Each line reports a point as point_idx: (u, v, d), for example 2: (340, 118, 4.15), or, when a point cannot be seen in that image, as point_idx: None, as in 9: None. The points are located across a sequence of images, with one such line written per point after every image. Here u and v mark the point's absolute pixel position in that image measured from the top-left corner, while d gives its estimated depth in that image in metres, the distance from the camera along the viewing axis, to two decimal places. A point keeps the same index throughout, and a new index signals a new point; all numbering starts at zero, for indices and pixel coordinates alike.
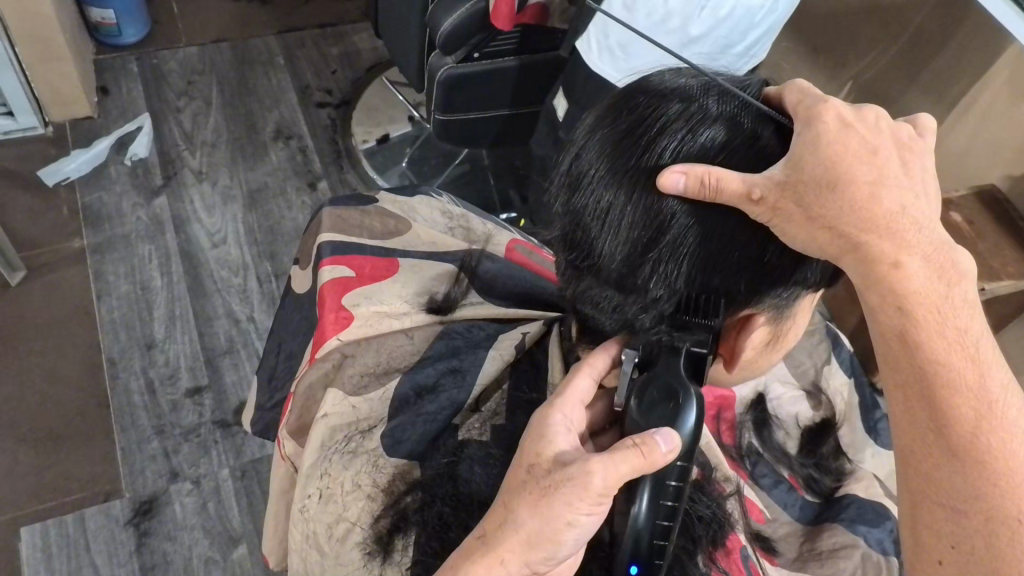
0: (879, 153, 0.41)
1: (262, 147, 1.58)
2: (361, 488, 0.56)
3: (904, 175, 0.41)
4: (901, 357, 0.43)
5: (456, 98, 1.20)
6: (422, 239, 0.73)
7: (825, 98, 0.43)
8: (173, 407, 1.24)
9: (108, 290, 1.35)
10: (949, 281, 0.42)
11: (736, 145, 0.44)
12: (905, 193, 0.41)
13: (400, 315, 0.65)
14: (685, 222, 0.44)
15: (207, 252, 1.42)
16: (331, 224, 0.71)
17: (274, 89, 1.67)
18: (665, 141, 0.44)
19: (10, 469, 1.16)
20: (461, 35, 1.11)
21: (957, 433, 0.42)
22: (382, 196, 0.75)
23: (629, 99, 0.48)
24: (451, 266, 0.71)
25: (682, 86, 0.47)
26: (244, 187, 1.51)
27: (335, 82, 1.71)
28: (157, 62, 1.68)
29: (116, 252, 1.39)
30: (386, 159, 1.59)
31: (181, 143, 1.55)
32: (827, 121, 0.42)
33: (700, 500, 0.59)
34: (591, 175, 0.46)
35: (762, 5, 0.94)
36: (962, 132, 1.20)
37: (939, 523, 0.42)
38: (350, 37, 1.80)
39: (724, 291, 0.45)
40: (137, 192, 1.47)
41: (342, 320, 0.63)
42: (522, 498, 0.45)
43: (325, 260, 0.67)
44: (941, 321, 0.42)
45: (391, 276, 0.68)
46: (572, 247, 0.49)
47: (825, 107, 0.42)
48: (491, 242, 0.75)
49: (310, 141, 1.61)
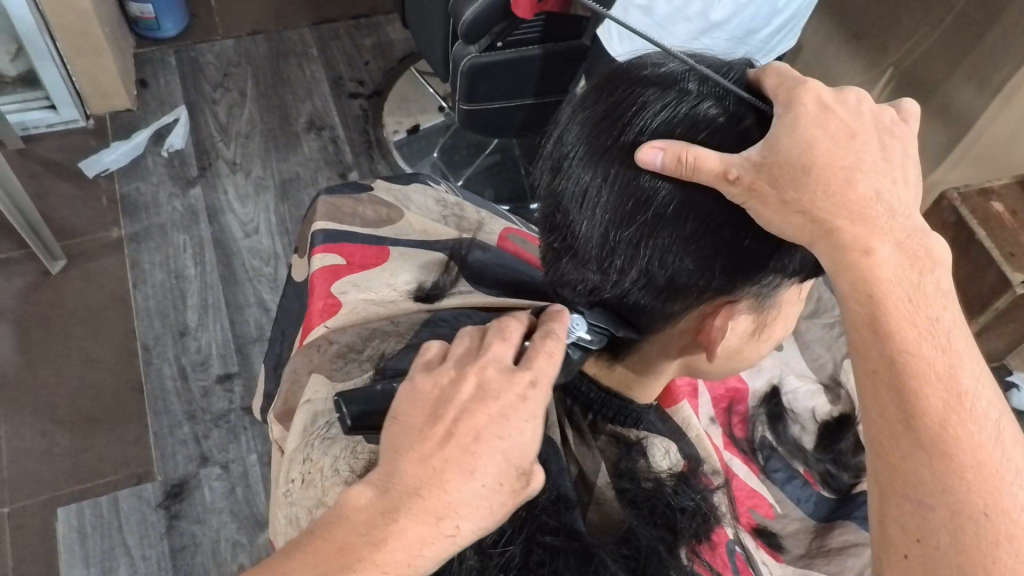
0: (856, 135, 0.40)
1: (295, 138, 1.60)
2: (339, 474, 0.54)
3: (883, 162, 0.41)
4: (872, 346, 0.41)
5: (479, 87, 1.20)
6: (413, 228, 0.74)
7: (805, 81, 0.42)
8: (205, 393, 1.27)
9: (144, 278, 1.38)
10: (920, 269, 0.41)
11: (721, 122, 0.42)
12: (885, 176, 0.40)
13: (386, 302, 0.66)
14: (660, 200, 0.43)
15: (239, 242, 1.44)
16: (325, 212, 0.71)
17: (307, 81, 1.69)
18: (643, 121, 0.44)
19: (49, 450, 1.20)
20: (482, 25, 1.10)
21: (924, 423, 0.40)
22: (377, 184, 0.76)
23: (614, 81, 0.47)
24: (440, 254, 0.72)
25: (667, 68, 0.46)
26: (277, 178, 1.54)
27: (368, 72, 1.72)
28: (194, 54, 1.71)
29: (152, 242, 1.43)
30: (417, 150, 1.59)
31: (216, 135, 1.58)
32: (805, 103, 0.41)
33: (685, 492, 0.60)
34: (571, 157, 0.46)
35: None
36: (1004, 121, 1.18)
37: (906, 517, 0.40)
38: (384, 28, 1.81)
39: (700, 275, 0.45)
40: (173, 182, 1.50)
41: (329, 307, 0.64)
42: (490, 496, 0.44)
43: (316, 248, 0.68)
44: (914, 309, 0.41)
45: (380, 264, 0.68)
46: (556, 227, 0.49)
47: (805, 89, 0.41)
48: (484, 231, 0.76)
49: (342, 132, 1.62)
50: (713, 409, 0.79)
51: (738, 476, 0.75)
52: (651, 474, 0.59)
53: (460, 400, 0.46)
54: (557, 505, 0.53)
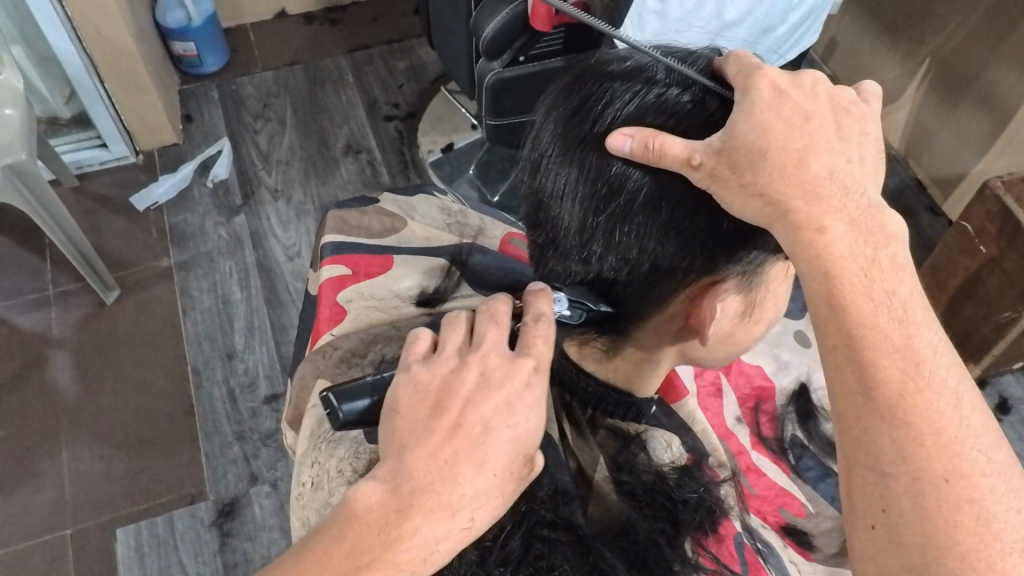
0: (808, 117, 0.42)
1: (333, 163, 1.64)
2: (342, 475, 0.56)
3: (840, 142, 0.42)
4: (831, 322, 0.42)
5: (505, 101, 1.23)
6: (418, 236, 0.76)
7: (759, 68, 0.44)
8: (253, 413, 1.30)
9: (193, 304, 1.43)
10: (873, 247, 0.42)
11: (687, 108, 0.45)
12: (841, 155, 0.42)
13: (390, 309, 0.68)
14: (633, 189, 0.45)
15: (282, 265, 1.48)
16: (335, 225, 0.74)
17: (344, 107, 1.73)
18: (612, 115, 0.46)
19: (107, 473, 1.24)
20: (502, 40, 1.12)
21: (882, 394, 0.41)
22: (384, 197, 0.79)
23: (582, 78, 0.50)
24: (443, 260, 0.74)
25: (632, 61, 0.48)
26: (317, 202, 1.58)
27: (402, 95, 1.76)
28: (235, 87, 1.77)
29: (200, 269, 1.48)
30: (452, 168, 1.62)
31: (258, 164, 1.63)
32: (759, 89, 0.43)
33: (687, 485, 0.61)
34: (548, 154, 0.49)
35: None
36: None
37: (869, 486, 0.41)
38: (417, 50, 1.85)
39: (680, 257, 0.47)
40: (218, 211, 1.56)
41: (336, 315, 0.67)
42: (493, 485, 0.46)
43: (326, 258, 0.71)
44: (868, 283, 0.41)
45: (384, 272, 0.71)
46: (540, 224, 0.52)
47: (761, 75, 0.43)
48: (486, 236, 0.78)
49: (378, 154, 1.66)
50: (740, 408, 0.78)
51: (766, 476, 0.74)
52: (652, 467, 0.60)
53: (465, 391, 0.47)
54: (556, 499, 0.54)
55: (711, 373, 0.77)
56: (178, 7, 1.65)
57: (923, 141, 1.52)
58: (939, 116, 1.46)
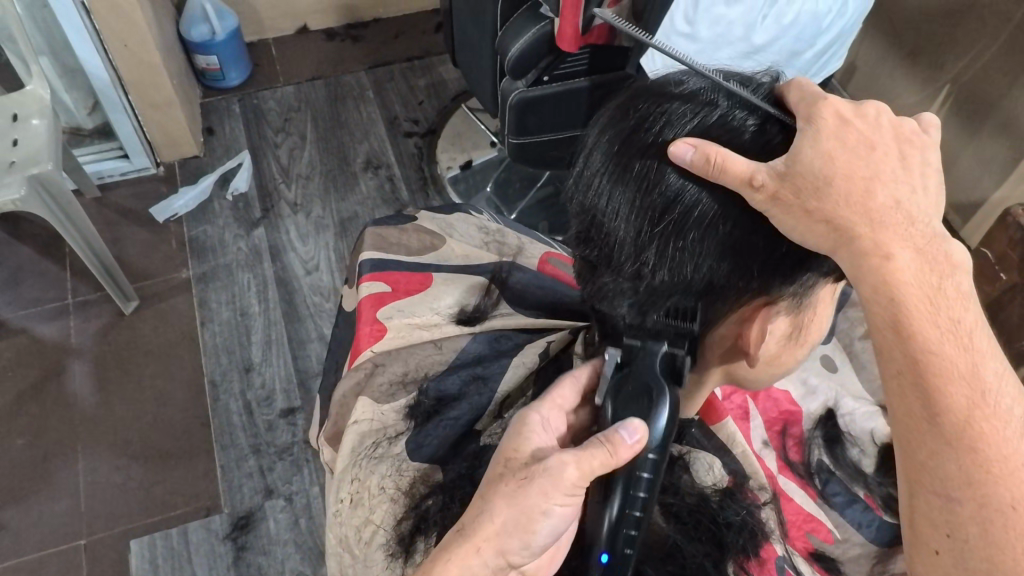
0: (875, 146, 0.43)
1: (352, 178, 1.65)
2: (384, 491, 0.57)
3: (907, 172, 0.43)
4: (896, 348, 0.44)
5: (529, 121, 1.24)
6: (455, 254, 0.77)
7: (822, 96, 0.45)
8: (269, 426, 1.30)
9: (211, 316, 1.44)
10: (943, 283, 0.43)
11: (748, 131, 0.46)
12: (906, 185, 0.43)
13: (431, 326, 0.68)
14: (691, 209, 0.46)
15: (301, 279, 1.49)
16: (374, 243, 0.75)
17: (364, 122, 1.75)
18: (672, 135, 0.47)
19: (123, 484, 1.24)
20: (529, 60, 1.13)
21: (949, 420, 0.42)
22: (420, 215, 0.80)
23: (636, 98, 0.50)
24: (481, 278, 0.74)
25: (689, 84, 0.49)
26: (335, 216, 1.58)
27: (422, 112, 1.77)
28: (257, 101, 1.78)
29: (219, 281, 1.48)
30: (471, 184, 1.62)
31: (278, 177, 1.64)
32: (824, 117, 0.43)
33: (731, 508, 0.61)
34: (601, 173, 0.49)
35: (826, 11, 1.01)
36: None
37: (933, 509, 0.43)
38: (438, 68, 1.86)
39: (734, 278, 0.48)
40: (238, 224, 1.56)
41: (376, 331, 0.67)
42: (500, 490, 0.49)
43: (365, 276, 0.72)
44: (934, 311, 0.43)
45: (425, 289, 0.72)
46: (589, 240, 0.52)
47: (825, 103, 0.44)
48: (524, 254, 0.79)
49: (397, 170, 1.66)
50: (766, 431, 0.78)
51: (794, 501, 0.73)
52: (695, 488, 0.61)
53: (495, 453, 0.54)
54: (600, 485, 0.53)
55: (739, 396, 0.77)
56: (203, 21, 1.68)
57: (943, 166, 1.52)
58: (959, 142, 1.46)
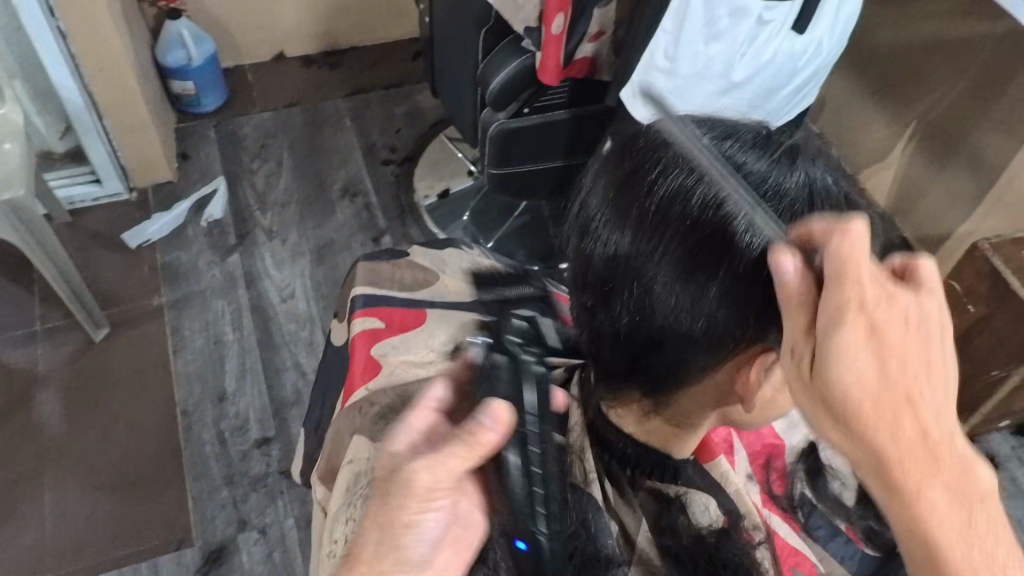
0: (902, 355, 0.42)
1: (330, 204, 1.64)
2: None
3: (934, 378, 0.42)
4: (870, 462, 0.43)
5: (511, 151, 1.26)
6: (450, 289, 0.75)
7: (848, 270, 0.42)
8: (243, 457, 1.28)
9: (184, 344, 1.41)
10: (968, 490, 0.43)
11: (748, 183, 0.47)
12: (932, 398, 0.42)
13: (426, 364, 0.68)
14: (691, 256, 0.47)
15: (276, 306, 1.47)
16: (365, 277, 0.75)
17: (341, 149, 1.74)
18: (670, 183, 0.48)
19: (90, 516, 1.21)
20: (511, 91, 1.17)
21: (926, 529, 0.42)
22: (414, 249, 0.79)
23: (633, 145, 0.52)
24: (477, 313, 0.73)
25: (687, 133, 0.50)
26: (312, 243, 1.58)
27: (399, 139, 1.78)
28: (233, 127, 1.77)
29: (193, 308, 1.46)
30: (448, 213, 1.63)
31: (254, 204, 1.63)
32: (850, 314, 0.41)
33: (727, 548, 0.63)
34: (600, 218, 0.51)
35: (803, 50, 1.04)
36: None
37: None
38: (415, 96, 1.87)
39: (735, 325, 0.48)
40: (212, 250, 1.55)
41: (371, 369, 0.67)
42: (366, 519, 0.49)
43: (358, 312, 0.72)
44: (906, 435, 0.42)
45: (420, 326, 0.71)
46: (588, 285, 0.54)
47: (851, 287, 0.42)
48: (521, 289, 0.77)
49: (374, 198, 1.67)
50: (750, 465, 0.77)
51: (778, 535, 0.74)
52: (692, 531, 0.62)
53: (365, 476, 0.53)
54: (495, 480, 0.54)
55: (724, 430, 0.76)
56: (179, 47, 1.67)
57: (912, 199, 1.56)
58: (927, 174, 1.50)
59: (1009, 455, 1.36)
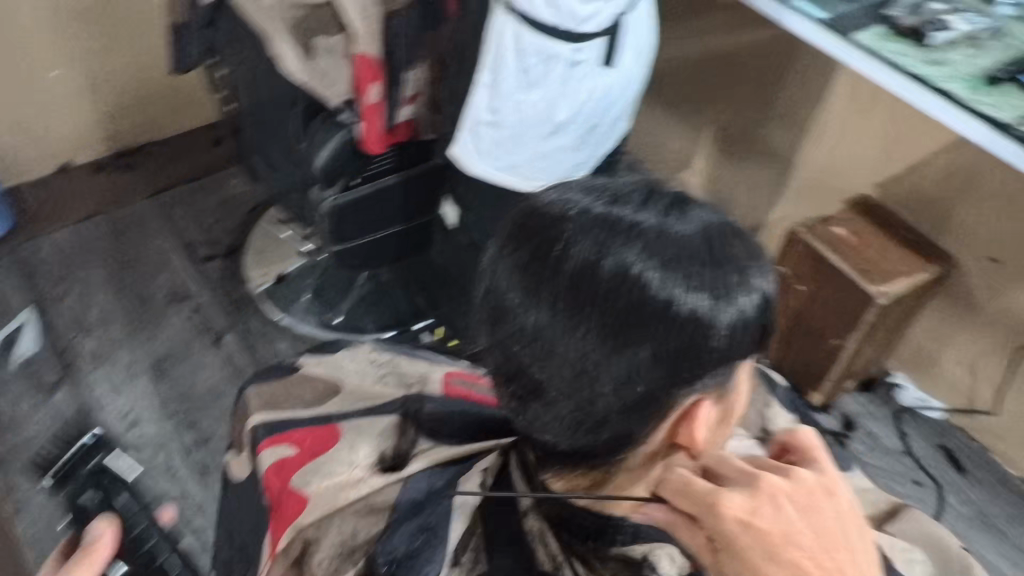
0: (788, 536, 0.55)
1: (158, 314, 1.53)
2: None
3: (825, 546, 0.55)
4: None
5: (346, 226, 1.24)
6: (357, 397, 0.76)
7: (714, 500, 0.56)
8: None
9: (23, 504, 1.26)
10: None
11: (649, 246, 0.51)
12: (829, 561, 0.55)
13: (354, 482, 0.67)
14: (610, 328, 0.51)
15: (122, 436, 1.35)
16: (260, 404, 0.77)
17: (158, 253, 1.64)
18: (574, 260, 0.51)
19: None
20: (336, 166, 1.17)
21: None
22: (306, 361, 0.81)
23: (529, 222, 0.54)
24: (393, 415, 0.73)
25: (579, 205, 0.53)
26: (147, 359, 1.46)
27: (218, 231, 1.69)
28: (27, 252, 1.61)
29: (24, 460, 1.31)
30: (287, 297, 1.57)
31: (71, 331, 1.49)
32: (731, 534, 0.55)
33: None
34: (513, 301, 0.54)
35: (613, 84, 1.10)
36: (837, 147, 1.48)
37: None
38: (226, 182, 1.79)
39: (665, 383, 0.53)
40: (33, 391, 1.40)
41: (297, 504, 0.67)
42: None
43: (263, 444, 0.73)
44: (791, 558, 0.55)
45: (333, 444, 0.71)
46: (513, 366, 0.57)
47: (726, 515, 0.55)
48: (429, 382, 0.78)
49: (205, 298, 1.57)
50: None
51: None
52: None
53: None
54: None
55: None
56: None
57: (722, 195, 1.76)
58: (727, 174, 1.73)
59: (861, 411, 1.50)
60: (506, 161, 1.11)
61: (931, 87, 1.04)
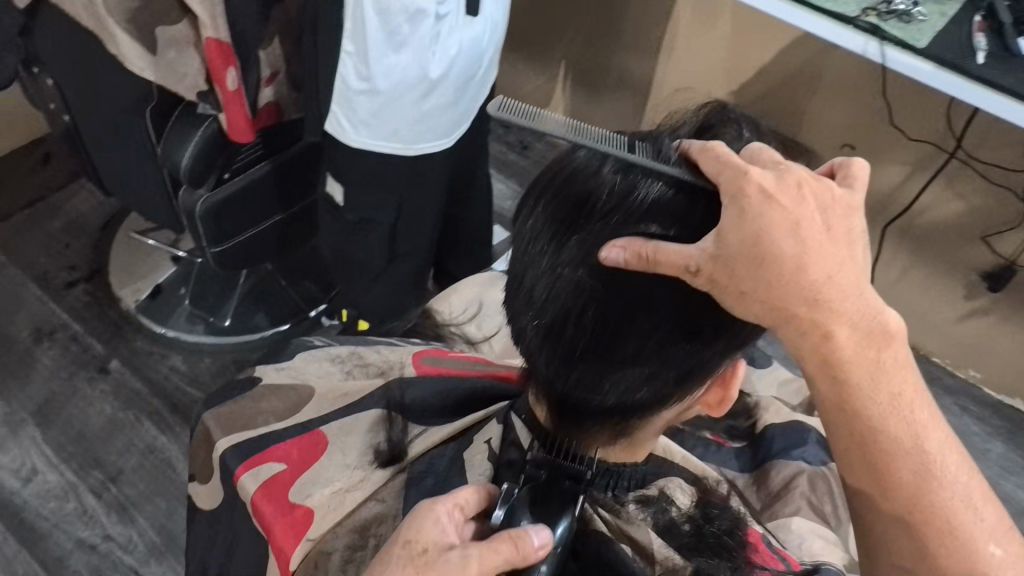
0: (801, 221, 0.51)
1: (27, 355, 1.41)
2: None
3: (831, 244, 0.51)
4: (791, 292, 0.50)
5: (224, 226, 1.17)
6: (332, 395, 0.82)
7: (743, 169, 0.51)
8: None
9: None
10: (884, 336, 0.54)
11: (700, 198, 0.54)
12: (833, 265, 0.51)
13: (356, 481, 0.74)
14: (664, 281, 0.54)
15: (21, 493, 1.25)
16: (220, 427, 0.78)
17: (9, 290, 1.49)
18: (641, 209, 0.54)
19: None
20: (204, 164, 1.09)
21: (848, 330, 0.52)
22: (262, 371, 0.84)
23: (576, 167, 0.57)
24: (375, 409, 0.80)
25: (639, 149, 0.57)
26: (31, 404, 1.35)
27: (75, 254, 1.56)
28: None
29: None
30: (166, 309, 1.48)
31: None
32: (753, 199, 0.50)
33: (716, 516, 0.74)
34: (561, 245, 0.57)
35: (477, 34, 1.07)
36: (694, 61, 1.53)
37: (850, 387, 0.54)
38: (66, 204, 1.65)
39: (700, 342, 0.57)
40: None
41: (302, 517, 0.71)
42: None
43: (239, 469, 0.74)
44: (830, 264, 0.51)
45: (323, 450, 0.77)
46: (553, 323, 0.59)
47: (749, 179, 0.50)
48: (401, 368, 0.85)
49: (78, 326, 1.46)
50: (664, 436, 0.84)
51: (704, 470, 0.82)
52: (684, 517, 0.72)
53: None
54: None
55: None
56: None
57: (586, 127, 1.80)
58: (589, 107, 1.78)
59: None
60: (386, 128, 1.06)
61: (802, 3, 1.07)
